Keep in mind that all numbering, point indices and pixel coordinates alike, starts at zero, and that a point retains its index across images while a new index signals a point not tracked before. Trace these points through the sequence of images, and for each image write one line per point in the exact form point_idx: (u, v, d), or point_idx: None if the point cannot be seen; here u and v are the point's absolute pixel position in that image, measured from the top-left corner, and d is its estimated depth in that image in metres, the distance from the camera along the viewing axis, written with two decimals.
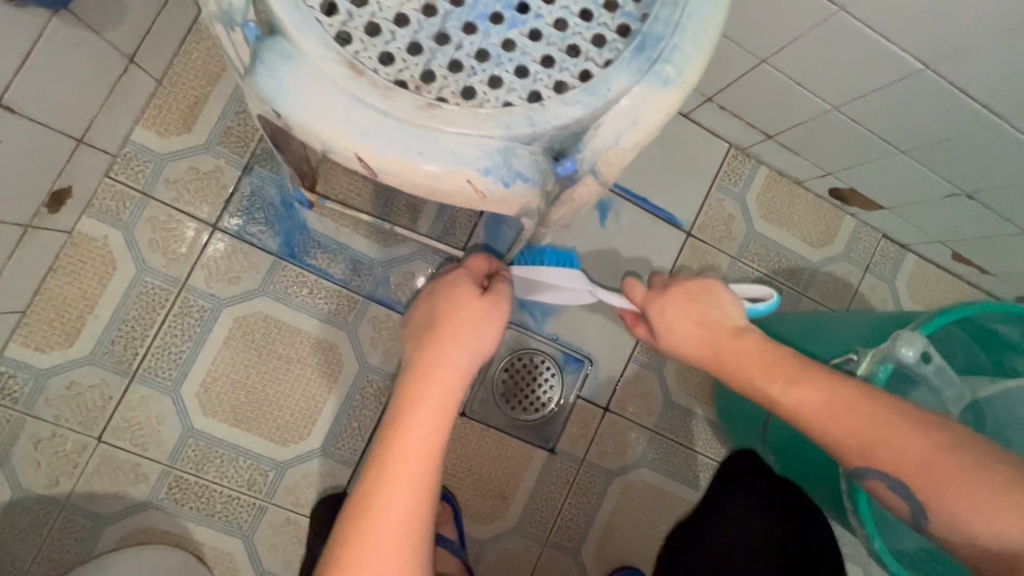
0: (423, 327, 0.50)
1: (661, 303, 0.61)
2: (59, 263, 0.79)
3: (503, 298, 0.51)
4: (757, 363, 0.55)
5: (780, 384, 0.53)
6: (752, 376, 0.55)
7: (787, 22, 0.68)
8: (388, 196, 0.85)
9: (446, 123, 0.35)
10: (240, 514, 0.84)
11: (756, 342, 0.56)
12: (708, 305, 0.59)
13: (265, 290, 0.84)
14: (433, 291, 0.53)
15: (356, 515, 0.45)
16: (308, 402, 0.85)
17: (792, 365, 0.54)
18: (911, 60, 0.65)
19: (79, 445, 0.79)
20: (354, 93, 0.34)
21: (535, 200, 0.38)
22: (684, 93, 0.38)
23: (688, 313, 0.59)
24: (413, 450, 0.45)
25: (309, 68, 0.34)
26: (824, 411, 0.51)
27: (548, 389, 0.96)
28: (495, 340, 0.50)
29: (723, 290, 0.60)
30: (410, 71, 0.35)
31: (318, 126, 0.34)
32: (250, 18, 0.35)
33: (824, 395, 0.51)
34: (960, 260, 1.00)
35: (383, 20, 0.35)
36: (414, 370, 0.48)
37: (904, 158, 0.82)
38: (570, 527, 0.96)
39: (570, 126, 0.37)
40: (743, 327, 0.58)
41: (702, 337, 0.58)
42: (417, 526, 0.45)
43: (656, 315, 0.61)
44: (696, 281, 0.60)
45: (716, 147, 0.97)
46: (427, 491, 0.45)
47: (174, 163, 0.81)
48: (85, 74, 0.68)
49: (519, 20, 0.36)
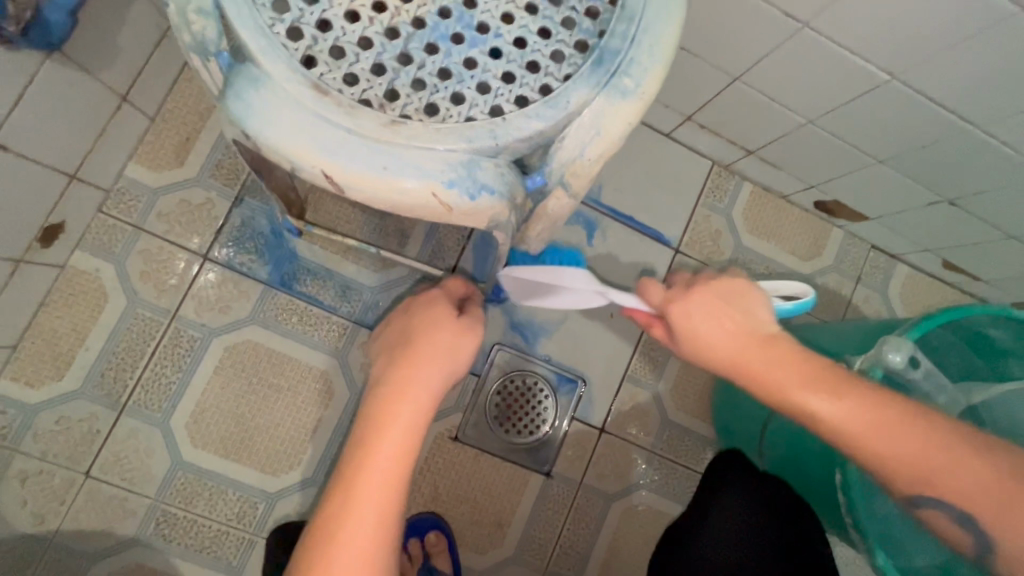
0: (396, 344, 0.50)
1: (684, 306, 0.51)
2: (51, 298, 0.80)
3: (476, 320, 0.52)
4: (794, 376, 0.49)
5: (819, 397, 0.48)
6: (788, 391, 0.49)
7: (754, 40, 0.70)
8: (376, 222, 0.86)
9: (410, 139, 0.36)
10: (228, 549, 0.82)
11: (791, 353, 0.50)
12: (740, 310, 0.51)
13: (255, 318, 0.85)
14: (408, 308, 0.53)
15: (322, 537, 0.44)
16: (293, 433, 0.85)
17: (834, 379, 0.49)
18: (876, 71, 0.67)
19: (67, 480, 0.79)
20: (321, 112, 0.36)
21: (504, 211, 0.39)
22: (645, 104, 0.39)
23: (720, 318, 0.50)
24: (381, 471, 0.45)
25: (276, 89, 0.35)
26: (879, 433, 0.47)
27: (542, 411, 0.95)
28: (468, 360, 0.50)
29: (754, 293, 0.52)
30: (374, 91, 0.37)
31: (286, 145, 0.35)
32: (223, 48, 0.37)
33: (870, 414, 0.48)
34: (951, 268, 1.00)
35: (348, 44, 0.37)
36: (383, 387, 0.47)
37: (883, 168, 0.83)
38: (570, 554, 0.93)
39: (533, 138, 0.38)
40: (778, 334, 0.50)
41: (731, 345, 0.50)
42: (384, 549, 0.44)
43: (681, 319, 0.51)
44: (726, 282, 0.52)
45: (699, 165, 0.99)
46: (394, 513, 0.45)
47: (166, 197, 0.83)
48: (79, 112, 0.71)
49: (480, 40, 0.38)
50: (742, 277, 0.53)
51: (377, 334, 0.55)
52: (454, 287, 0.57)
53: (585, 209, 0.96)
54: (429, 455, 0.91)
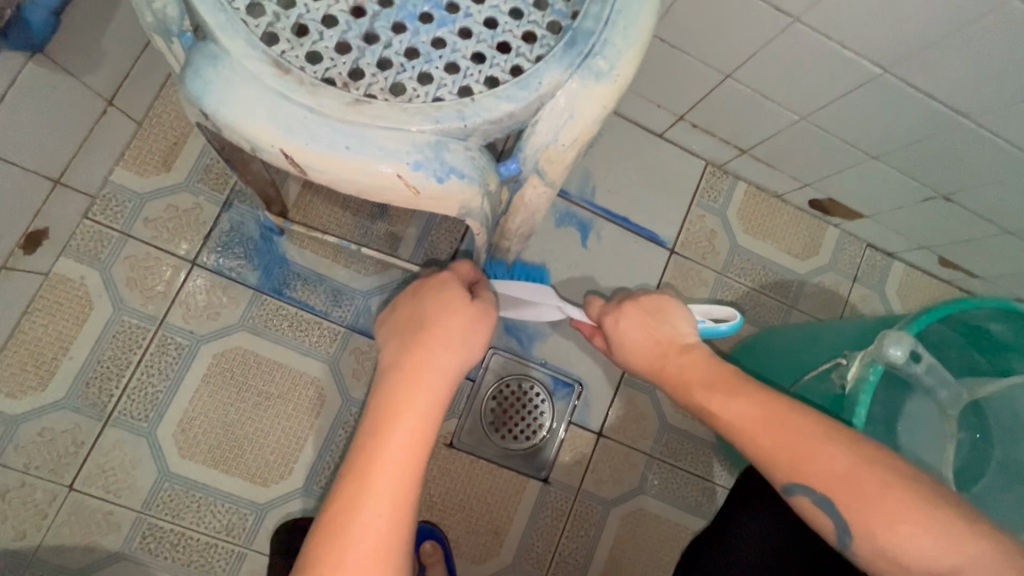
0: (408, 329, 0.49)
1: (615, 317, 0.59)
2: (34, 306, 0.78)
3: (488, 306, 0.51)
4: (698, 378, 0.53)
5: (718, 397, 0.51)
6: (692, 391, 0.54)
7: (746, 35, 0.70)
8: (367, 225, 0.85)
9: (374, 118, 0.35)
10: (218, 562, 0.79)
11: (704, 360, 0.54)
12: (660, 322, 0.57)
13: (244, 324, 0.83)
14: (417, 292, 0.51)
15: (333, 529, 0.42)
16: (292, 437, 0.83)
17: (734, 381, 0.52)
18: (869, 65, 0.67)
19: (49, 493, 0.76)
20: (280, 90, 0.35)
21: (475, 196, 0.39)
22: (618, 87, 0.39)
23: (641, 327, 0.57)
24: (395, 461, 0.43)
25: (234, 66, 0.35)
26: (757, 425, 0.49)
27: (538, 415, 0.93)
28: (482, 348, 0.49)
29: (678, 308, 0.57)
30: (338, 69, 0.36)
31: (244, 123, 0.35)
32: (185, 28, 0.37)
33: (760, 409, 0.49)
34: (949, 265, 0.99)
35: (311, 22, 0.37)
36: (397, 374, 0.46)
37: (877, 164, 0.82)
38: (569, 563, 0.91)
39: (503, 120, 0.37)
40: (695, 343, 0.56)
41: (649, 351, 0.57)
42: (396, 544, 0.42)
43: (612, 328, 0.59)
44: (651, 295, 0.59)
45: (693, 165, 0.99)
46: (407, 505, 0.43)
47: (153, 202, 0.82)
48: (63, 116, 0.70)
49: (448, 19, 0.38)
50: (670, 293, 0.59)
51: (384, 319, 0.53)
52: (462, 269, 0.54)
53: (579, 210, 0.95)
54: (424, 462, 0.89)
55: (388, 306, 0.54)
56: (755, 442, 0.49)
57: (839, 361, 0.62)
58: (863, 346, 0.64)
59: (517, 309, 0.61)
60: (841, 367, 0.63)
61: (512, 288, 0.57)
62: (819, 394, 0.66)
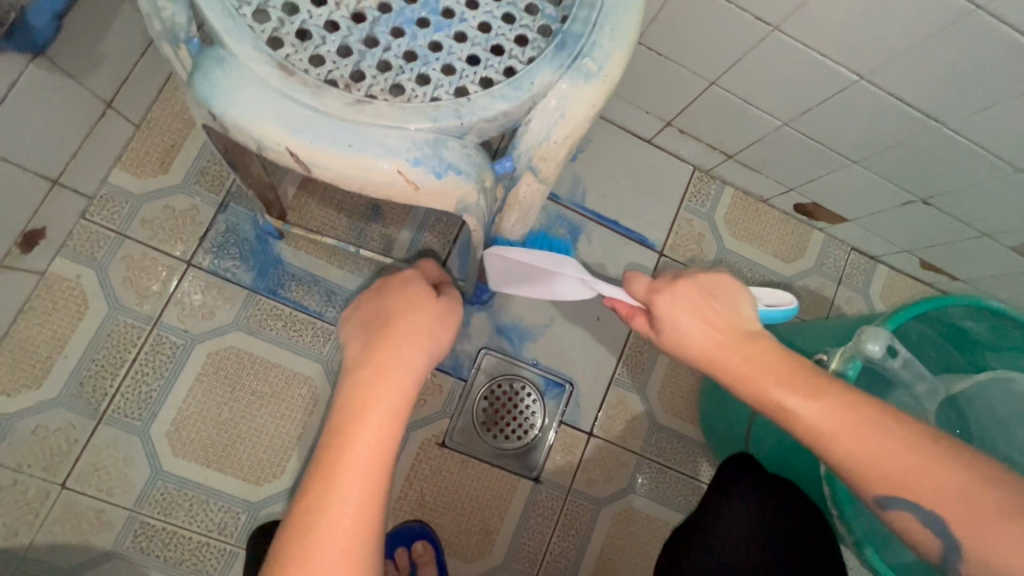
0: (373, 326, 0.47)
1: (670, 297, 0.53)
2: (30, 305, 0.79)
3: (455, 302, 0.50)
4: (769, 368, 0.50)
5: (793, 391, 0.49)
6: (760, 381, 0.50)
7: (728, 44, 0.72)
8: (362, 227, 0.87)
9: (375, 117, 0.37)
10: (208, 561, 0.80)
11: (769, 349, 0.51)
12: (722, 305, 0.52)
13: (239, 324, 0.84)
14: (382, 288, 0.50)
15: (300, 532, 0.40)
16: (282, 437, 0.83)
17: (806, 375, 0.49)
18: (845, 72, 0.69)
19: (42, 492, 0.76)
20: (285, 91, 0.36)
21: (471, 193, 0.40)
22: (607, 87, 0.41)
23: (699, 311, 0.52)
24: (360, 465, 0.41)
25: (240, 68, 0.36)
26: (847, 430, 0.47)
27: (529, 415, 0.94)
28: (450, 342, 0.48)
29: (738, 292, 0.54)
30: (339, 71, 0.38)
31: (249, 122, 0.36)
32: (193, 35, 0.39)
33: (843, 411, 0.47)
34: (930, 268, 1.01)
35: (313, 27, 0.38)
36: (360, 374, 0.44)
37: (857, 169, 0.85)
38: (560, 561, 0.92)
39: (498, 119, 0.39)
40: (757, 330, 0.52)
41: (709, 339, 0.52)
42: (365, 550, 0.40)
43: (664, 310, 0.53)
44: (709, 276, 0.54)
45: (680, 170, 1.01)
46: (375, 509, 0.41)
47: (150, 203, 0.83)
48: (62, 118, 0.71)
49: (444, 24, 0.40)
50: (727, 274, 0.55)
51: (348, 317, 0.51)
52: (427, 269, 0.55)
53: (570, 214, 0.97)
54: (416, 461, 0.90)
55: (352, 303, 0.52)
56: (845, 451, 0.47)
57: (821, 356, 0.64)
58: (844, 343, 0.66)
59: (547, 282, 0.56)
60: (823, 363, 0.65)
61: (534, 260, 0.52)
62: None
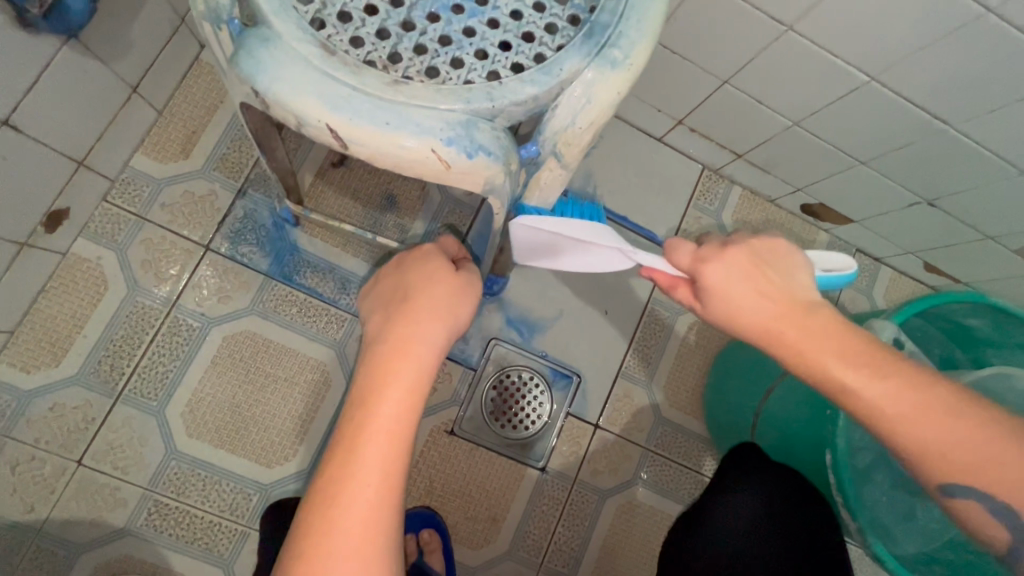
0: (394, 300, 0.48)
1: (720, 265, 0.48)
2: (52, 284, 0.80)
3: (473, 277, 0.51)
4: (838, 348, 0.46)
5: (864, 373, 0.45)
6: (827, 364, 0.46)
7: (742, 42, 0.74)
8: (376, 217, 0.88)
9: (411, 97, 0.39)
10: (220, 541, 0.81)
11: (833, 322, 0.47)
12: (778, 272, 0.48)
13: (254, 309, 0.85)
14: (401, 264, 0.51)
15: (326, 496, 0.41)
16: (295, 419, 0.85)
17: (874, 353, 0.46)
18: (856, 72, 0.71)
19: (58, 468, 0.78)
20: (326, 70, 0.38)
21: (498, 174, 0.42)
22: (633, 74, 0.43)
23: (754, 281, 0.47)
24: (384, 431, 0.43)
25: (284, 47, 0.38)
26: (920, 414, 0.44)
27: (536, 405, 0.96)
28: (469, 315, 0.49)
29: (793, 258, 0.49)
30: (378, 53, 0.40)
31: (291, 98, 0.38)
32: (234, 16, 0.41)
33: (917, 395, 0.45)
34: (933, 270, 1.03)
35: (354, 10, 0.40)
36: (383, 346, 0.46)
37: (864, 169, 0.87)
38: (564, 550, 0.93)
39: (527, 103, 0.41)
40: (816, 301, 0.48)
41: (765, 311, 0.47)
42: (388, 516, 0.42)
43: (714, 279, 0.48)
44: (760, 241, 0.49)
45: (690, 169, 1.03)
46: (397, 476, 0.42)
47: (170, 188, 0.85)
48: (89, 101, 0.73)
49: (478, 11, 0.42)
50: (773, 238, 0.50)
51: (367, 292, 0.52)
52: (447, 243, 0.55)
53: None
54: (424, 448, 0.91)
55: (371, 279, 0.53)
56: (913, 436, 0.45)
57: None
58: None
59: (570, 254, 0.53)
60: None
61: (572, 231, 0.48)
62: None
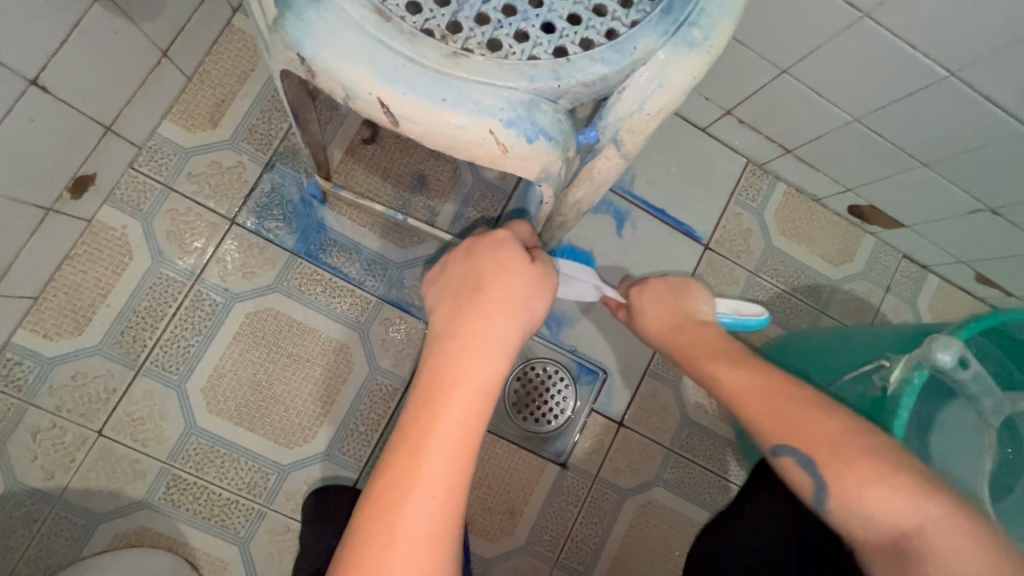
0: (463, 290, 0.46)
1: (642, 289, 0.69)
2: (76, 252, 0.79)
3: (549, 268, 0.48)
4: (709, 347, 0.59)
5: (724, 364, 0.56)
6: (699, 358, 0.59)
7: (810, 29, 0.68)
8: (406, 197, 0.85)
9: (471, 73, 0.35)
10: (237, 519, 0.80)
11: (715, 335, 0.61)
12: (682, 299, 0.66)
13: (280, 286, 0.83)
14: (471, 250, 0.48)
15: (386, 499, 0.39)
16: (322, 402, 0.83)
17: (735, 352, 0.58)
18: (935, 67, 0.65)
19: (78, 437, 0.77)
20: (380, 37, 0.35)
21: (556, 161, 0.38)
22: (711, 58, 0.39)
23: (664, 302, 0.67)
24: (450, 435, 0.41)
25: (335, 10, 0.35)
26: (758, 392, 0.52)
27: (560, 400, 0.93)
28: (543, 312, 0.46)
29: (699, 293, 0.67)
30: (436, 21, 0.36)
31: (340, 68, 0.35)
32: None
33: (761, 377, 0.53)
34: (985, 282, 0.98)
35: None
36: (452, 340, 0.43)
37: (926, 171, 0.81)
38: (581, 548, 0.91)
39: (595, 83, 0.37)
40: (706, 322, 0.64)
41: (664, 326, 0.66)
42: (449, 523, 0.40)
43: (636, 298, 0.69)
44: (678, 279, 0.69)
45: (734, 162, 0.98)
46: (462, 483, 0.41)
47: (197, 157, 0.82)
48: (118, 63, 0.70)
49: None
50: (695, 281, 0.69)
51: (433, 278, 0.49)
52: (518, 229, 0.51)
53: (617, 200, 0.95)
54: None
55: (438, 263, 0.50)
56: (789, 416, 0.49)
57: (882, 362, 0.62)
58: (908, 350, 0.63)
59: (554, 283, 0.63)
60: (883, 369, 0.63)
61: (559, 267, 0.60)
62: (854, 395, 0.66)
